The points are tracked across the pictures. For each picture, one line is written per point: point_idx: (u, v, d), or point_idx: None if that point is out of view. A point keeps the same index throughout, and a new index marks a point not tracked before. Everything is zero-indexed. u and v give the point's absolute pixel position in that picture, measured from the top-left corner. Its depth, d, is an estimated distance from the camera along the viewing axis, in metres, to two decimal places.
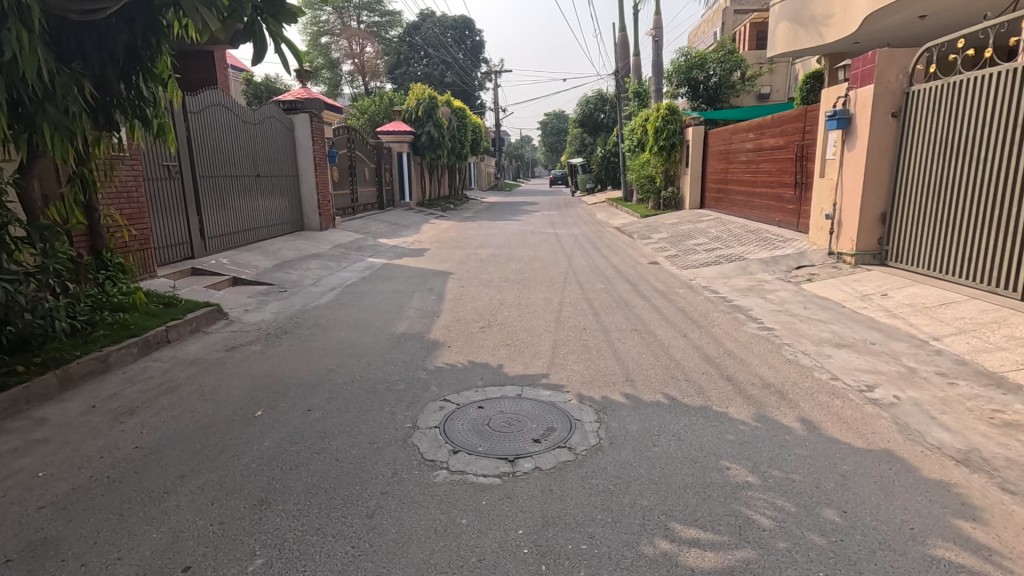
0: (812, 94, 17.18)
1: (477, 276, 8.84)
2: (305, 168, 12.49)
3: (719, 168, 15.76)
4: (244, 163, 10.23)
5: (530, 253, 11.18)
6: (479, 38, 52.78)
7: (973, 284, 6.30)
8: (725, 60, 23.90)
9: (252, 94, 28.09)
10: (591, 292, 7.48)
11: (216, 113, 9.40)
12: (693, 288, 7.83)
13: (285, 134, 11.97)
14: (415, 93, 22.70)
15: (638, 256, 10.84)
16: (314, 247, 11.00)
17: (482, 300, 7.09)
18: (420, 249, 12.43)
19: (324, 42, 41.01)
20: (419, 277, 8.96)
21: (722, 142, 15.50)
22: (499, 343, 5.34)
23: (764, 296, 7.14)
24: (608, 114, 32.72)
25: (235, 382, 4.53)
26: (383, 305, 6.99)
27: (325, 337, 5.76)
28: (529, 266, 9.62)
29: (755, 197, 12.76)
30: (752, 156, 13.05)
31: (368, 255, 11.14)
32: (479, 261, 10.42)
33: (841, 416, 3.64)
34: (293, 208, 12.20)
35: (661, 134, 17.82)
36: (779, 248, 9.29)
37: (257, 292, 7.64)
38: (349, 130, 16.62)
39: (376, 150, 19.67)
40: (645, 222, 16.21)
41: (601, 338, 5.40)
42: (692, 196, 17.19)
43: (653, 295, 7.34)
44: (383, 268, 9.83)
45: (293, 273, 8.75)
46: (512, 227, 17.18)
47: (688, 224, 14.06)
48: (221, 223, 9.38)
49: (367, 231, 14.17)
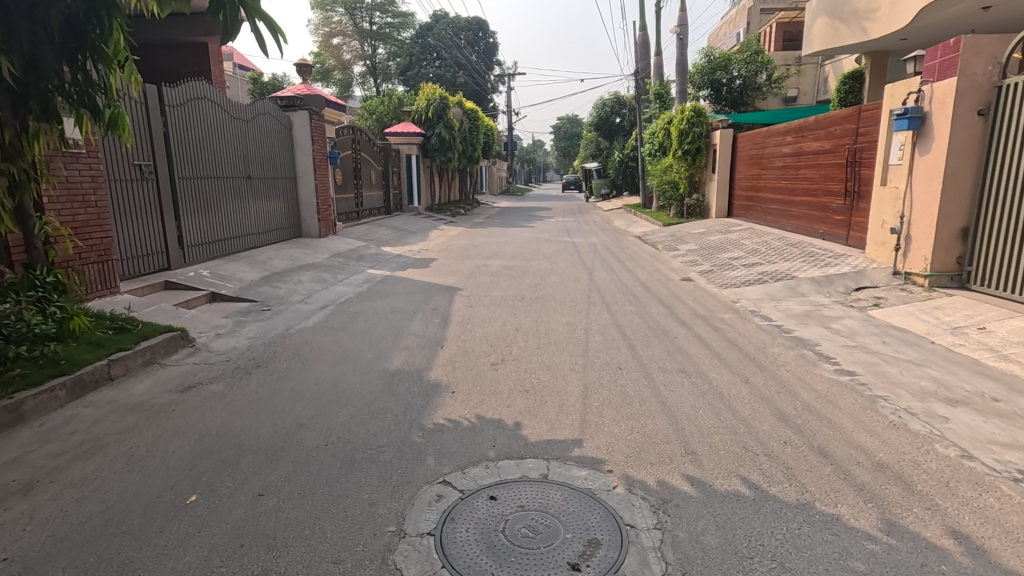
0: (851, 95, 15.88)
1: (489, 293, 7.83)
2: (304, 169, 11.55)
3: (749, 175, 14.65)
4: (235, 164, 9.32)
5: (546, 266, 10.16)
6: (492, 40, 51.99)
7: (986, 290, 6.40)
8: (750, 61, 22.83)
9: (260, 94, 27.40)
10: (620, 317, 6.44)
11: (202, 108, 8.48)
12: (739, 312, 6.73)
13: (283, 134, 11.06)
14: (424, 93, 21.54)
15: (667, 270, 9.76)
16: (310, 256, 10.03)
17: (494, 326, 6.06)
18: (427, 258, 11.45)
19: (336, 43, 40.46)
20: (423, 293, 7.97)
21: (754, 147, 14.39)
22: (515, 388, 4.31)
23: (828, 324, 6.04)
24: (625, 117, 31.72)
25: (176, 441, 3.52)
26: (378, 330, 5.99)
27: (303, 373, 4.75)
28: (547, 282, 8.59)
29: (794, 207, 11.63)
30: (790, 162, 11.94)
31: (369, 266, 10.16)
32: (490, 274, 9.40)
33: (1008, 526, 2.55)
34: (289, 213, 11.27)
35: (686, 137, 16.73)
36: (832, 266, 8.16)
37: (237, 311, 6.67)
38: (355, 131, 15.74)
39: (384, 150, 18.71)
40: (669, 231, 15.13)
41: (642, 384, 4.36)
42: (719, 203, 16.08)
43: (694, 321, 6.28)
44: (384, 282, 8.84)
45: (282, 288, 7.77)
46: (525, 234, 16.17)
47: (717, 234, 12.96)
48: (205, 230, 8.43)
49: (371, 238, 13.22)
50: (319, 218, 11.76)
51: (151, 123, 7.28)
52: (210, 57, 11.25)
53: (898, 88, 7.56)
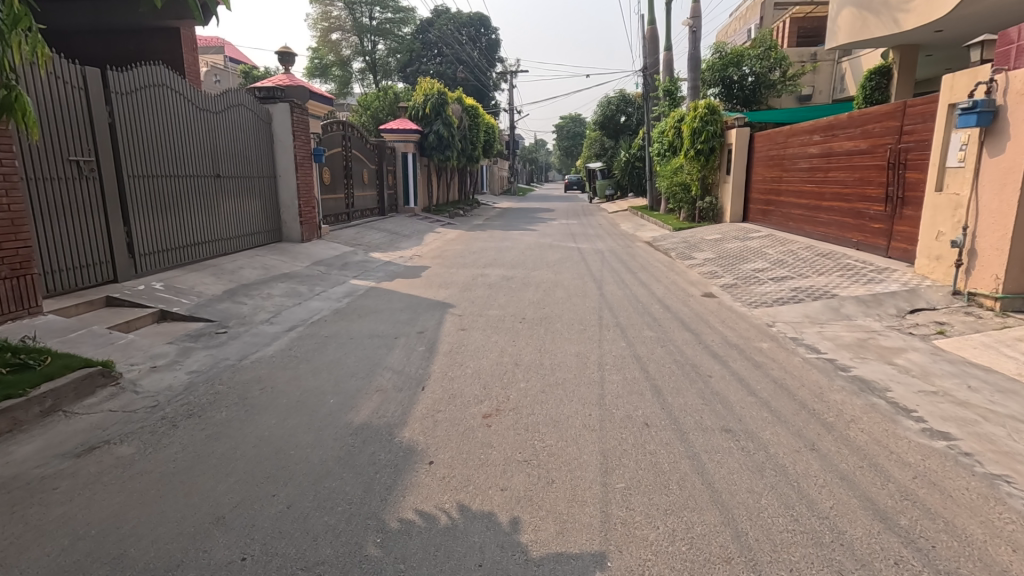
0: (878, 92, 14.64)
1: (485, 311, 6.84)
2: (284, 168, 10.55)
3: (768, 177, 13.61)
4: (202, 161, 8.34)
5: (548, 277, 9.16)
6: (495, 37, 50.97)
7: None
8: (763, 57, 21.77)
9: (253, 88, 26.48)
10: (638, 346, 5.43)
11: (161, 98, 7.49)
12: (778, 339, 5.71)
13: (260, 128, 10.05)
14: (422, 88, 20.50)
15: (685, 283, 8.75)
16: (287, 264, 9.02)
17: (487, 359, 5.04)
18: (419, 267, 10.43)
19: (335, 39, 39.66)
20: (410, 310, 6.96)
21: (774, 147, 13.34)
22: (511, 456, 3.29)
23: (890, 359, 5.02)
24: (631, 116, 30.57)
25: (36, 548, 2.51)
26: (350, 362, 4.99)
27: (244, 425, 3.75)
28: (550, 298, 7.58)
29: (823, 213, 10.59)
30: (816, 164, 10.90)
31: (353, 276, 9.15)
32: (487, 287, 8.38)
33: None
34: (267, 215, 10.26)
35: (698, 136, 15.67)
36: (879, 283, 7.12)
37: (185, 334, 5.66)
38: (345, 127, 14.72)
39: (377, 147, 17.76)
40: (681, 236, 14.13)
41: (679, 452, 3.33)
42: (734, 207, 15.07)
43: (728, 352, 5.26)
44: (367, 296, 7.82)
45: (246, 304, 6.76)
46: (527, 239, 15.18)
47: (736, 242, 11.96)
48: (163, 235, 7.45)
49: (360, 242, 12.21)
50: (301, 220, 10.76)
51: (94, 113, 6.29)
52: (183, 44, 10.26)
53: (960, 79, 6.54)
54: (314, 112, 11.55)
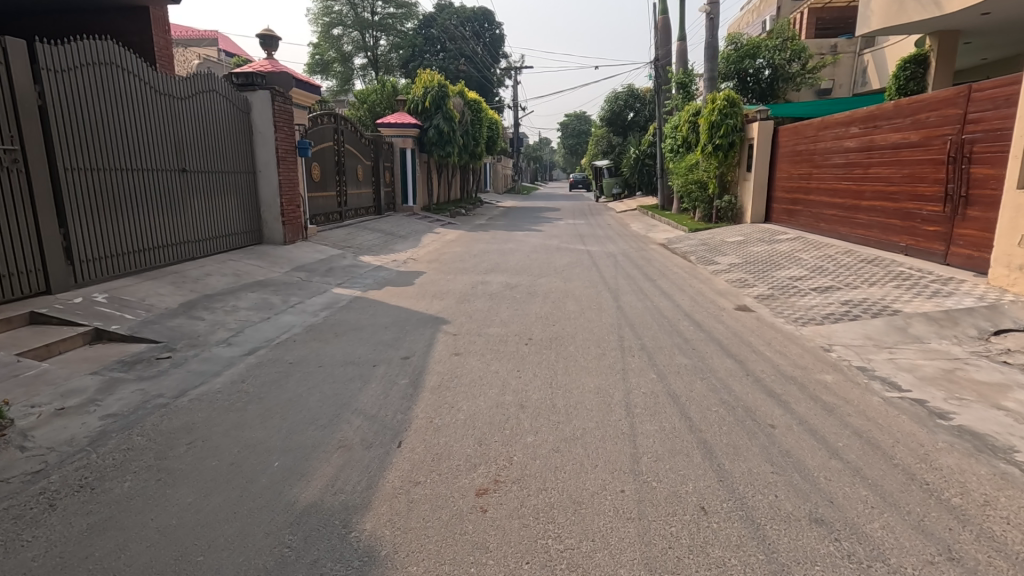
0: (913, 82, 13.48)
1: (484, 328, 5.82)
2: (265, 162, 9.55)
3: (794, 175, 12.55)
4: (164, 154, 7.36)
5: (556, 286, 8.13)
6: (499, 32, 49.82)
7: None
8: (781, 49, 20.69)
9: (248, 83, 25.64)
10: (670, 378, 4.41)
11: (111, 80, 6.50)
12: (842, 369, 4.66)
13: (236, 118, 9.05)
14: (422, 80, 19.43)
15: (712, 293, 7.69)
16: (263, 271, 8.00)
17: (484, 398, 4.01)
18: (413, 272, 9.40)
19: (336, 35, 38.96)
20: (396, 327, 5.95)
21: (801, 141, 12.26)
22: (515, 572, 2.24)
23: (997, 400, 3.95)
24: (638, 112, 29.72)
25: None
26: (312, 402, 3.96)
27: (146, 507, 2.72)
28: (560, 311, 6.56)
29: (862, 214, 9.53)
30: (854, 159, 9.83)
31: (337, 283, 8.14)
32: (487, 298, 7.36)
33: None
34: (244, 215, 9.28)
35: (717, 130, 14.56)
36: (948, 297, 6.05)
37: (118, 361, 4.64)
38: (337, 120, 13.71)
39: (373, 142, 16.76)
40: (698, 239, 13.08)
41: (758, 565, 2.28)
42: (756, 207, 14.00)
43: (786, 390, 4.21)
44: (349, 308, 6.81)
45: (204, 319, 5.75)
46: (532, 240, 14.13)
47: (762, 245, 10.90)
48: (112, 239, 6.46)
49: (350, 244, 11.20)
50: (284, 221, 9.76)
51: (19, 94, 5.32)
52: (153, 24, 9.27)
53: None
54: (299, 103, 10.54)
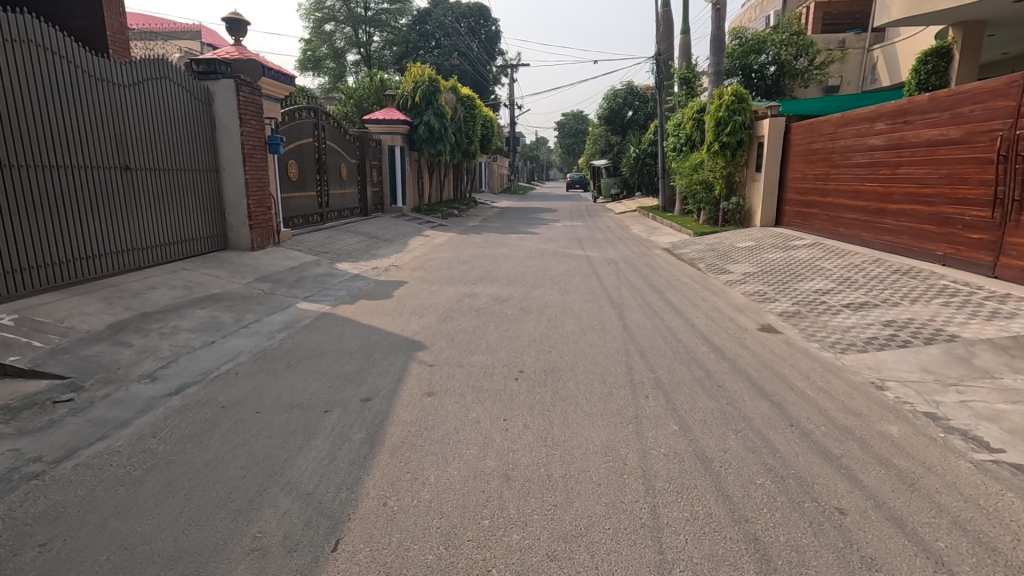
0: (934, 76, 12.61)
1: (466, 357, 4.90)
2: (229, 159, 8.63)
3: (809, 176, 11.69)
4: (95, 149, 6.58)
5: (552, 300, 7.23)
6: (495, 28, 48.79)
7: None
8: (788, 43, 19.84)
9: None
10: (695, 431, 3.49)
11: (22, 62, 5.71)
12: (907, 417, 3.76)
13: (195, 110, 8.18)
14: (412, 74, 18.45)
15: (729, 309, 6.80)
16: (220, 282, 7.04)
17: (459, 466, 3.07)
18: (393, 283, 8.48)
19: (328, 30, 38.11)
20: (362, 354, 5.02)
21: (817, 139, 11.40)
22: None
23: None
24: (637, 111, 28.93)
25: None
26: (232, 471, 3.02)
27: None
28: (556, 333, 5.66)
29: (890, 218, 8.68)
30: (880, 158, 8.97)
31: (305, 296, 7.19)
32: (473, 315, 6.46)
33: None
34: (203, 217, 8.40)
35: (724, 127, 13.67)
36: (1012, 320, 5.15)
37: (4, 406, 3.69)
38: (317, 115, 12.75)
39: (359, 139, 15.80)
40: (705, 244, 12.20)
41: None
42: (766, 209, 13.14)
43: (846, 449, 3.30)
44: (312, 329, 5.88)
45: (132, 346, 4.80)
46: (527, 244, 13.21)
47: (777, 253, 10.02)
48: (24, 245, 5.69)
49: (328, 250, 10.27)
50: (251, 224, 8.84)
51: None
52: (105, 5, 8.34)
53: None
54: (271, 94, 9.59)
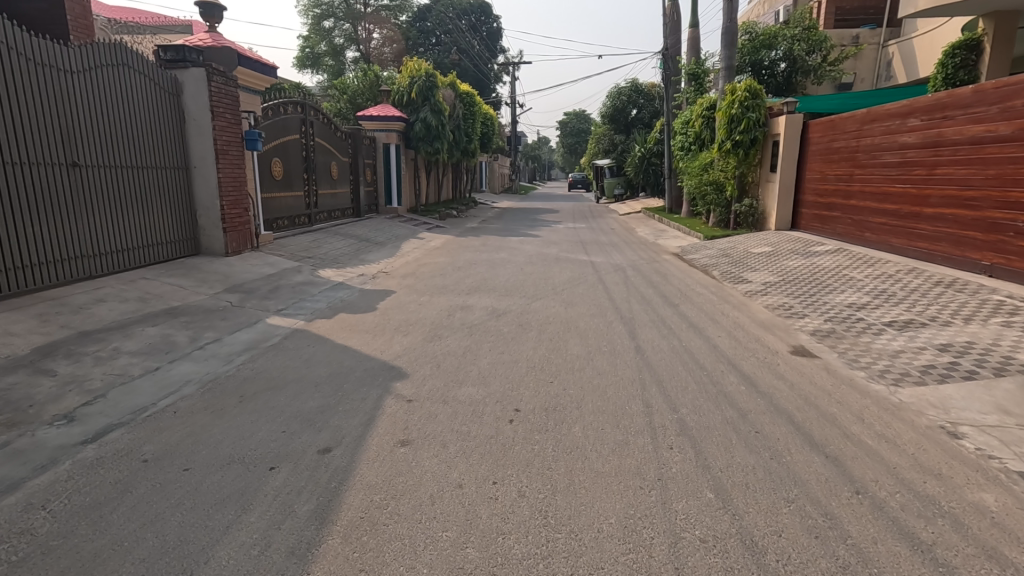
0: (963, 70, 11.77)
1: (453, 389, 4.15)
2: (201, 156, 7.87)
3: (829, 176, 10.92)
4: (41, 145, 5.80)
5: (554, 314, 6.49)
6: (496, 25, 47.96)
7: None
8: (800, 39, 19.04)
9: None
10: (737, 503, 2.74)
11: None
12: (1003, 479, 2.99)
13: (160, 101, 7.39)
14: (408, 69, 17.69)
15: (752, 327, 6.03)
16: (182, 293, 6.29)
17: (430, 561, 2.31)
18: (380, 292, 7.74)
19: (327, 26, 37.39)
20: (329, 385, 4.26)
21: (838, 137, 10.63)
22: None
23: None
24: (642, 108, 28.28)
25: None
26: (123, 569, 2.25)
27: None
28: (558, 357, 4.92)
29: (925, 223, 7.93)
30: (913, 157, 8.21)
31: (278, 309, 6.45)
32: (465, 332, 5.72)
33: None
34: (172, 219, 7.64)
35: (737, 125, 12.89)
36: None
37: None
38: (304, 110, 12.00)
39: (351, 136, 15.05)
40: (717, 249, 11.44)
41: None
42: (782, 212, 12.38)
43: (938, 532, 2.54)
44: (279, 350, 5.13)
45: (55, 376, 4.04)
46: (528, 248, 12.46)
47: (798, 260, 9.24)
48: None
49: (312, 254, 9.53)
50: (225, 227, 8.08)
51: None
52: None
53: None
54: (247, 84, 8.83)
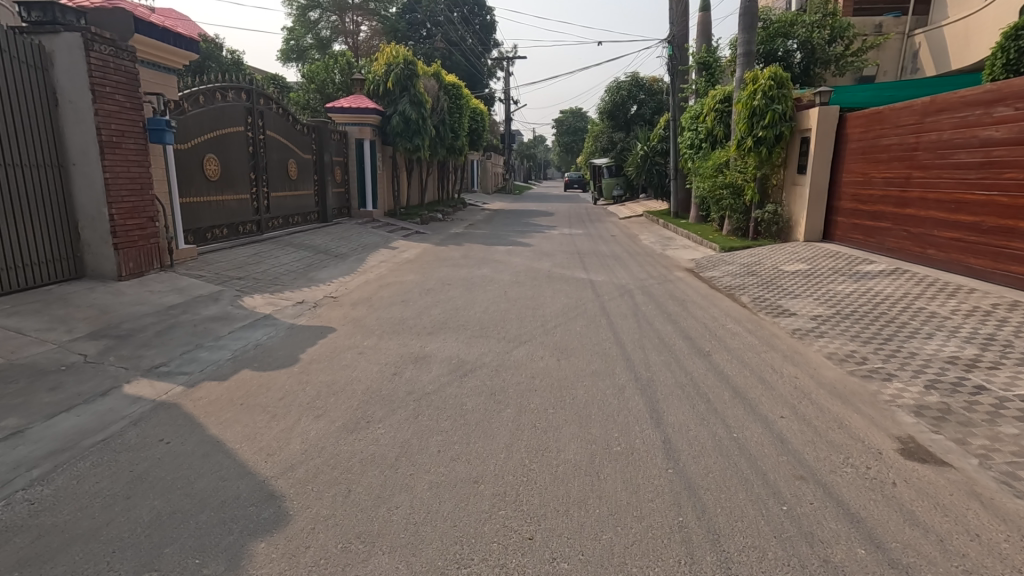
0: None
1: (356, 561, 2.36)
2: (84, 151, 5.99)
3: (875, 179, 9.13)
4: None
5: (542, 372, 4.67)
6: (490, 18, 45.91)
7: None
8: (820, 25, 17.34)
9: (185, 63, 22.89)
10: None
11: None
12: None
13: (22, 77, 5.50)
14: (384, 56, 15.82)
15: (823, 396, 4.24)
16: (17, 344, 4.47)
17: None
18: (316, 331, 5.91)
19: (313, 18, 35.66)
20: (140, 548, 2.43)
21: (887, 132, 8.86)
22: None
23: None
24: (642, 105, 26.64)
25: None
26: None
27: None
28: (544, 471, 3.09)
29: (1020, 242, 6.22)
30: (1001, 157, 6.48)
31: (158, 363, 4.62)
32: (409, 409, 3.90)
33: None
34: (40, 235, 5.74)
35: (760, 118, 11.09)
36: None
37: None
38: (250, 97, 10.11)
39: (315, 129, 13.18)
40: (739, 265, 9.68)
41: None
42: (812, 220, 10.62)
43: None
44: (109, 448, 3.29)
45: None
46: (516, 261, 10.63)
47: (848, 284, 7.46)
48: None
49: (246, 274, 7.69)
50: (118, 242, 6.21)
51: None
52: None
53: None
54: (145, 57, 6.86)
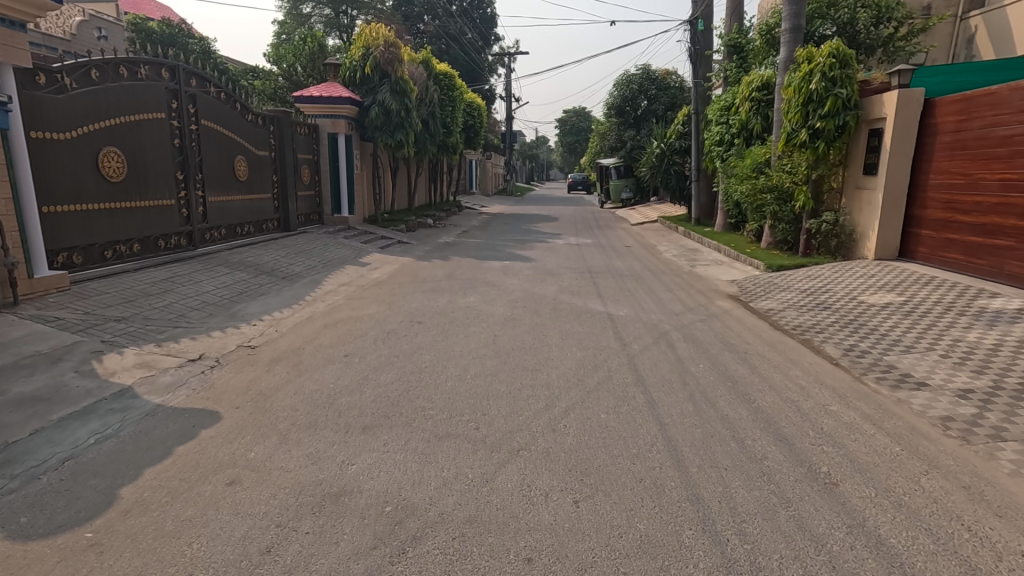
0: None
1: None
2: None
3: (984, 181, 6.91)
4: None
5: (546, 546, 2.47)
6: (491, 11, 43.60)
7: None
8: (864, 4, 14.94)
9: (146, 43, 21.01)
10: None
11: None
12: None
13: None
14: (362, 37, 13.62)
15: None
16: None
17: None
18: (190, 420, 3.73)
19: (306, 11, 33.67)
20: None
21: (1006, 119, 6.64)
22: None
23: None
24: (654, 99, 24.44)
25: None
26: None
27: None
28: None
29: None
30: None
31: None
32: None
33: None
34: None
35: (817, 106, 8.87)
36: None
37: None
38: (175, 76, 7.99)
39: (275, 121, 11.02)
40: (802, 292, 7.47)
41: None
42: (887, 232, 8.40)
43: None
44: None
45: None
46: (513, 283, 8.44)
47: (980, 331, 5.25)
48: None
49: (133, 311, 5.53)
50: None
51: None
52: None
53: None
54: None
